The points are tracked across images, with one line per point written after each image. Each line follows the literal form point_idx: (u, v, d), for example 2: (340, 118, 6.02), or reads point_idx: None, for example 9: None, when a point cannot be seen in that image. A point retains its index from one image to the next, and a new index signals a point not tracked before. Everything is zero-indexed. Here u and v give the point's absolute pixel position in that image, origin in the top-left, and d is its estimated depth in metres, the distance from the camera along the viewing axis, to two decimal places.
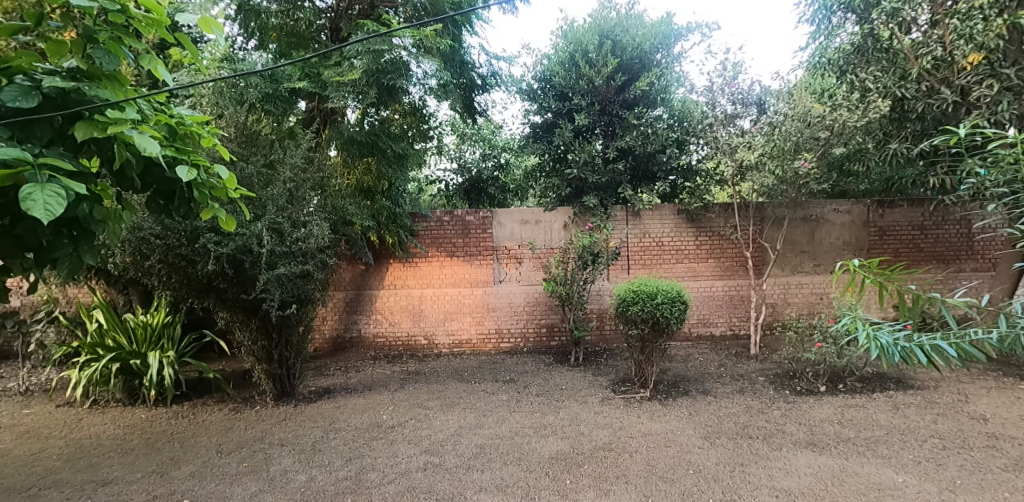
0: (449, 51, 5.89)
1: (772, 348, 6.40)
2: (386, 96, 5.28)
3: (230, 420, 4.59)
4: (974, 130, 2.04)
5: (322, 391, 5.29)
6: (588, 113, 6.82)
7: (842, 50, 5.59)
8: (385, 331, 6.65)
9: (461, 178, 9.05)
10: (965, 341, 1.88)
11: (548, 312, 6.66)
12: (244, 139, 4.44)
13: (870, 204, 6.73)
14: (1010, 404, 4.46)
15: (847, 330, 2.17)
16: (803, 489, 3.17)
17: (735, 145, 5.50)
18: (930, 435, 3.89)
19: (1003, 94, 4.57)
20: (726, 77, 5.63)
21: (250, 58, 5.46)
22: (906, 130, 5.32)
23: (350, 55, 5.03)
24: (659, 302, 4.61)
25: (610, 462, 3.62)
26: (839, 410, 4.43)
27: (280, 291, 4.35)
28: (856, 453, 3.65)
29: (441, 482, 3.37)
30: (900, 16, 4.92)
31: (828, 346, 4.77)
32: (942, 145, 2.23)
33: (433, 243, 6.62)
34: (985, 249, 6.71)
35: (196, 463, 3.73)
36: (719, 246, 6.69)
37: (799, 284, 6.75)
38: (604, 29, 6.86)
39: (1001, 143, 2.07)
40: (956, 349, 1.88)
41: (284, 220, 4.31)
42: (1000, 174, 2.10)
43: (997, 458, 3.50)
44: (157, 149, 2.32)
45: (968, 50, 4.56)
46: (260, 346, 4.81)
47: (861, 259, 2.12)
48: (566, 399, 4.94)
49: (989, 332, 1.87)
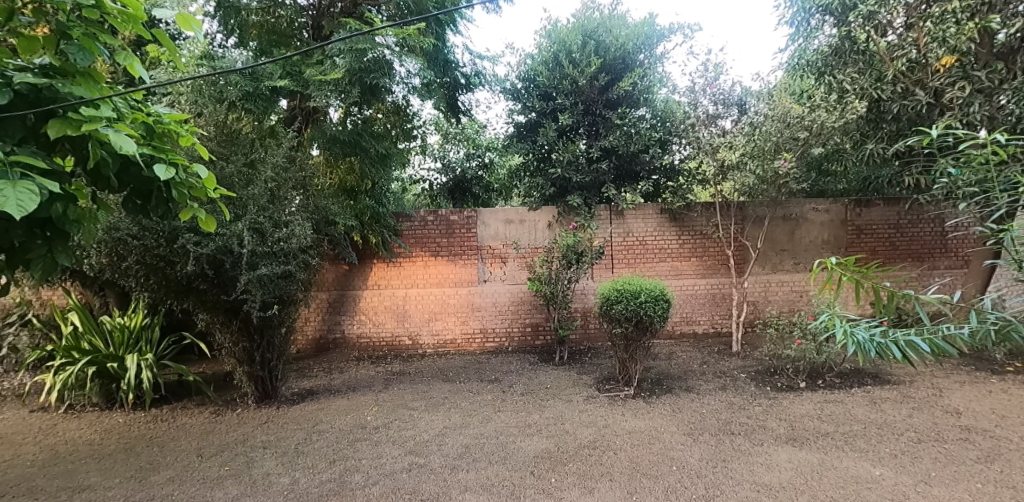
0: (433, 50, 5.85)
1: (753, 345, 6.49)
2: (369, 95, 5.19)
3: (209, 424, 4.51)
4: (946, 131, 2.11)
5: (305, 392, 5.24)
6: (571, 113, 6.84)
7: (821, 52, 5.64)
8: (368, 331, 6.60)
9: (445, 178, 9.02)
10: (938, 336, 1.94)
11: (532, 312, 6.67)
12: (224, 138, 4.39)
13: (848, 203, 6.86)
14: (982, 398, 4.57)
15: (825, 328, 2.22)
16: (783, 483, 3.22)
17: (716, 145, 5.58)
18: (905, 429, 3.98)
19: (975, 96, 4.65)
20: (707, 79, 5.68)
21: (230, 55, 5.30)
22: (882, 131, 5.41)
23: (331, 54, 4.96)
24: (642, 301, 4.63)
25: (595, 460, 3.64)
26: (818, 405, 4.50)
27: (262, 291, 4.29)
28: (835, 447, 3.72)
29: (426, 482, 3.36)
30: (876, 19, 5.01)
31: (807, 342, 4.85)
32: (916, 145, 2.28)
33: (417, 243, 6.58)
34: (958, 247, 6.88)
35: (175, 468, 3.66)
36: (702, 245, 6.77)
37: (780, 282, 6.85)
38: (587, 29, 6.87)
39: (972, 143, 2.13)
40: (929, 345, 1.93)
41: (265, 220, 4.25)
42: (971, 175, 2.19)
43: (970, 450, 3.60)
44: (134, 148, 2.28)
45: (941, 53, 4.64)
46: (241, 347, 4.74)
47: (839, 257, 2.17)
48: (551, 398, 4.95)
49: (960, 328, 1.94)
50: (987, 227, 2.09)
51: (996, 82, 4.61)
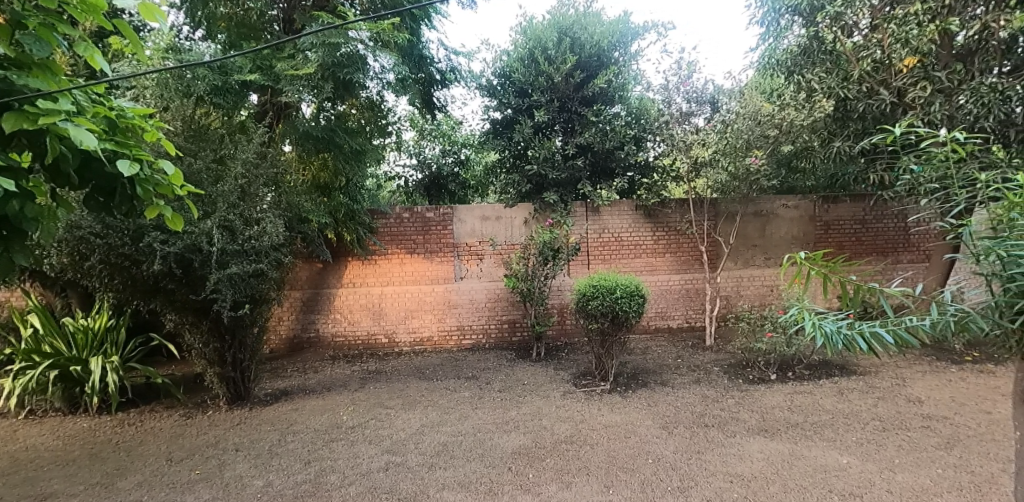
0: (407, 45, 5.77)
1: (726, 338, 6.62)
2: (343, 90, 5.13)
3: (180, 427, 4.40)
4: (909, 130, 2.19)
5: (278, 393, 5.14)
6: (547, 110, 6.84)
7: (790, 51, 5.75)
8: (344, 330, 6.51)
9: (421, 174, 8.95)
10: (901, 328, 2.08)
11: (508, 308, 6.69)
12: (192, 133, 4.28)
13: (816, 200, 7.03)
14: (942, 387, 4.75)
15: (795, 321, 2.33)
16: (755, 473, 3.29)
17: (689, 143, 5.66)
18: (871, 418, 4.11)
19: (936, 95, 4.79)
20: (681, 77, 5.75)
21: (197, 47, 5.14)
22: (849, 129, 5.49)
23: (303, 47, 4.87)
24: (618, 296, 4.66)
25: (572, 455, 3.67)
26: (788, 397, 4.61)
27: (233, 290, 4.19)
28: (804, 437, 3.82)
29: (403, 481, 3.33)
30: (843, 20, 5.12)
31: (777, 335, 4.96)
32: (881, 143, 2.37)
33: (392, 241, 6.50)
34: (920, 242, 7.14)
35: (143, 473, 3.55)
36: (677, 241, 6.87)
37: (752, 276, 7.01)
38: (562, 26, 6.89)
39: (934, 142, 2.20)
40: (892, 336, 2.08)
41: (235, 217, 4.16)
42: (933, 171, 2.29)
43: (931, 437, 3.74)
44: (95, 142, 2.19)
45: (905, 54, 4.73)
46: (212, 348, 4.63)
47: (807, 251, 2.22)
48: (528, 394, 4.96)
49: (922, 320, 2.07)
50: (944, 223, 2.24)
51: (955, 82, 4.77)
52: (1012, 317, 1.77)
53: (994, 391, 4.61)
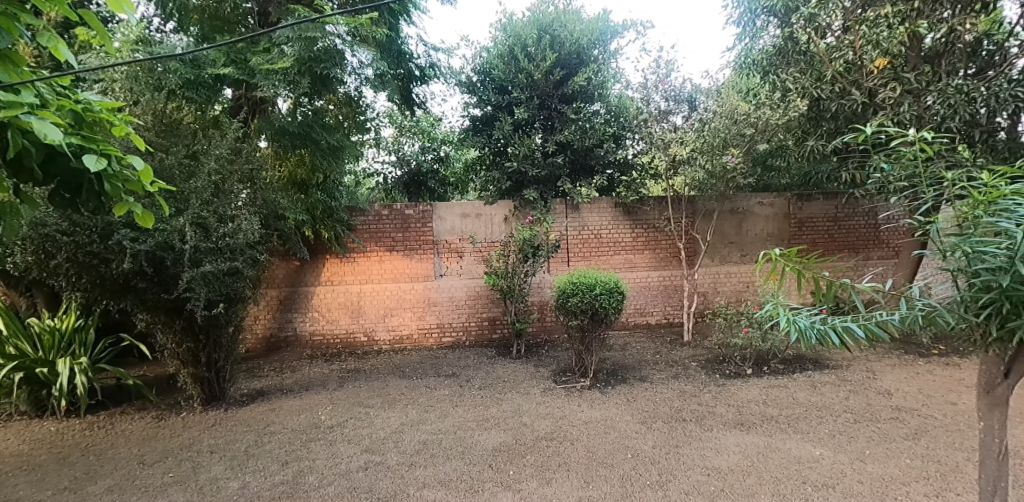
0: (386, 40, 5.71)
1: (703, 334, 6.73)
2: (320, 85, 5.05)
3: (152, 429, 4.29)
4: (877, 129, 2.24)
5: (255, 393, 5.06)
6: (527, 107, 6.83)
7: (765, 51, 5.88)
8: (322, 328, 6.43)
9: (399, 171, 8.87)
10: (871, 321, 2.16)
11: (489, 306, 6.69)
12: (164, 128, 4.18)
13: (791, 197, 7.17)
14: (910, 379, 4.89)
15: (770, 316, 2.40)
16: (732, 467, 3.35)
17: (668, 141, 5.70)
18: (843, 410, 4.21)
19: (905, 96, 4.90)
20: (659, 75, 5.83)
21: (168, 40, 5.01)
22: (821, 129, 5.61)
23: (279, 42, 4.78)
24: (598, 293, 4.70)
25: (552, 451, 3.68)
26: (763, 391, 4.70)
27: (207, 289, 4.11)
28: (779, 430, 3.90)
29: (382, 481, 3.31)
30: (817, 21, 5.21)
31: (753, 330, 5.05)
32: (851, 142, 2.41)
33: (371, 238, 6.43)
34: (889, 238, 7.34)
35: (114, 477, 3.46)
36: (655, 238, 6.95)
37: (728, 273, 7.13)
38: (542, 23, 6.90)
39: (902, 141, 2.25)
40: (863, 330, 2.16)
41: (209, 214, 4.07)
42: (901, 170, 2.33)
43: (900, 428, 3.85)
44: (61, 137, 2.12)
45: (875, 55, 4.87)
46: (186, 348, 4.52)
47: (783, 248, 2.28)
48: (509, 391, 4.96)
49: (892, 314, 2.13)
50: (913, 220, 2.29)
51: (923, 84, 4.86)
52: (977, 311, 1.87)
53: (958, 382, 4.77)
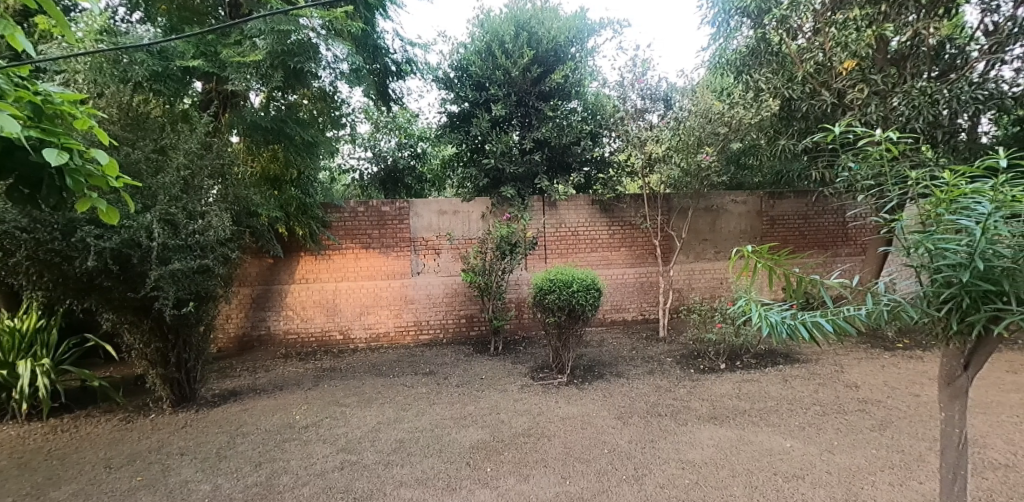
0: (361, 34, 5.64)
1: (679, 330, 6.84)
2: (293, 79, 4.96)
3: (120, 432, 4.17)
4: (847, 129, 2.28)
5: (227, 394, 4.95)
6: (504, 104, 6.81)
7: (739, 52, 5.96)
8: (296, 327, 6.33)
9: (376, 167, 8.81)
10: (840, 317, 2.22)
11: (466, 303, 6.67)
12: (130, 121, 4.05)
13: (763, 195, 7.32)
14: (876, 372, 5.05)
15: (742, 311, 2.44)
16: (706, 460, 3.41)
17: (644, 139, 5.80)
18: (812, 403, 4.33)
19: (872, 97, 5.04)
20: (635, 74, 5.90)
21: (134, 31, 4.85)
22: (793, 128, 5.75)
23: (250, 34, 4.67)
24: (574, 290, 4.73)
25: (529, 447, 3.69)
26: (736, 385, 4.79)
27: (175, 287, 4.00)
28: (751, 423, 3.99)
29: (359, 480, 3.27)
30: (789, 23, 5.31)
31: (727, 325, 5.16)
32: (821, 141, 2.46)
33: (347, 235, 6.35)
34: (857, 235, 7.57)
35: (79, 481, 3.35)
36: (632, 235, 7.02)
37: (703, 270, 7.25)
38: (520, 20, 6.88)
39: (869, 140, 2.31)
40: (831, 324, 2.22)
41: (178, 211, 3.97)
42: (868, 168, 2.39)
43: (866, 419, 3.97)
44: (20, 129, 2.01)
45: (844, 58, 5.02)
46: (154, 348, 4.41)
47: (755, 245, 2.32)
48: (487, 388, 4.96)
49: (859, 309, 2.21)
50: (880, 217, 2.32)
51: (889, 85, 5.01)
52: (939, 305, 1.95)
53: (921, 374, 4.95)
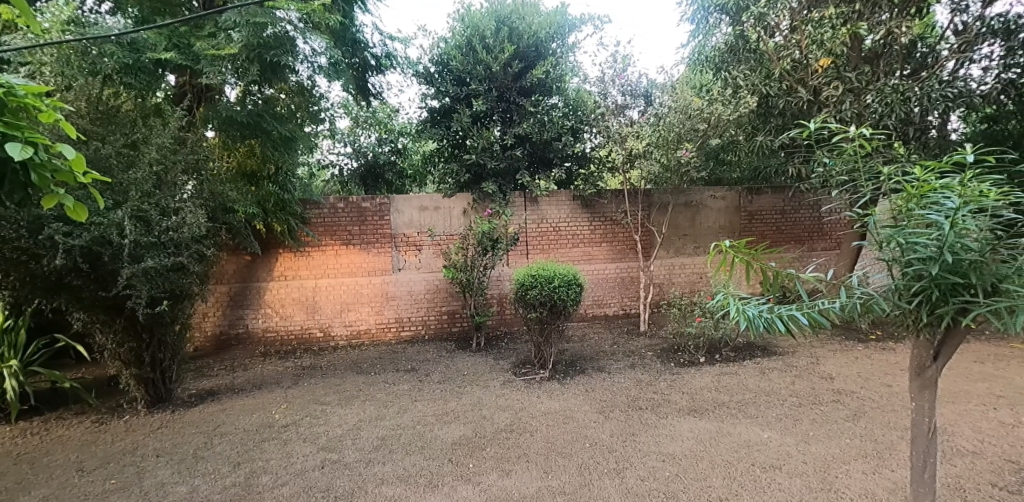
0: (340, 28, 5.56)
1: (659, 324, 6.92)
2: (270, 73, 4.87)
3: (92, 434, 4.07)
4: (820, 126, 2.34)
5: (204, 393, 4.87)
6: (485, 99, 6.78)
7: (719, 49, 6.01)
8: (275, 325, 6.24)
9: (356, 163, 8.72)
10: (814, 310, 2.26)
11: (448, 299, 6.66)
12: (100, 115, 3.95)
13: (741, 191, 7.43)
14: (849, 363, 5.18)
15: (721, 306, 2.49)
16: (686, 452, 3.45)
17: (625, 135, 5.82)
18: (789, 395, 4.41)
19: (847, 94, 5.13)
20: (616, 70, 5.91)
21: (104, 21, 4.71)
22: (771, 125, 5.72)
23: (225, 26, 4.57)
24: (556, 285, 4.75)
25: (511, 443, 3.70)
26: (715, 378, 4.86)
27: (148, 286, 3.90)
28: (730, 415, 4.05)
29: (340, 478, 3.25)
30: (766, 21, 5.32)
31: (706, 319, 5.23)
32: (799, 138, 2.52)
33: (326, 232, 6.27)
34: (832, 230, 7.74)
35: (49, 486, 3.26)
36: (613, 230, 7.08)
37: (683, 265, 7.35)
38: (501, 15, 6.84)
39: (844, 136, 2.35)
40: (807, 318, 2.25)
41: (151, 207, 3.88)
42: (843, 164, 2.44)
43: (840, 410, 4.07)
44: None
45: (819, 55, 5.09)
46: (128, 348, 4.31)
47: (731, 240, 2.37)
48: (469, 384, 4.96)
49: (833, 302, 2.23)
50: (853, 212, 2.36)
51: (863, 83, 5.10)
52: (910, 298, 1.99)
53: (892, 365, 5.09)
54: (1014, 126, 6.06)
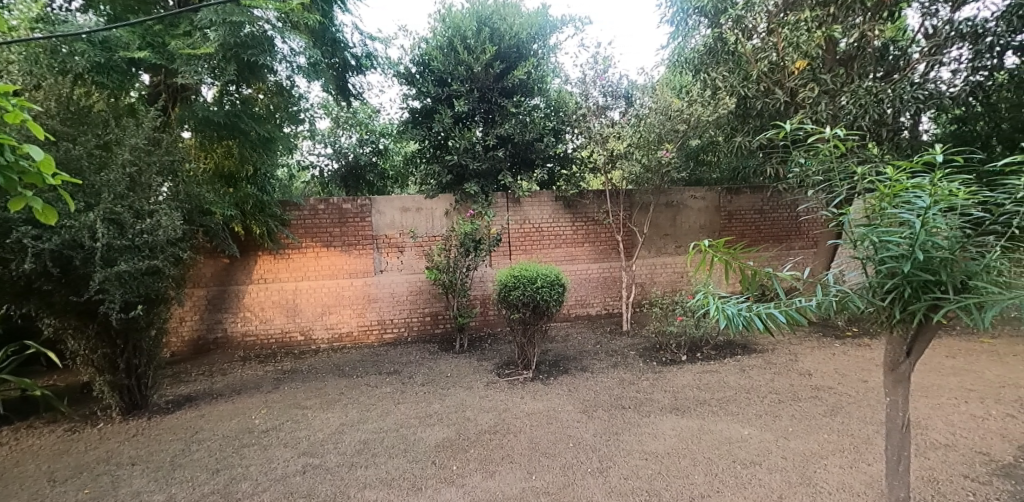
0: (319, 27, 5.50)
1: (641, 323, 6.98)
2: (248, 72, 4.80)
3: (64, 443, 3.95)
4: (796, 126, 2.38)
5: (182, 399, 4.77)
6: (467, 100, 6.77)
7: (698, 50, 6.06)
8: (254, 329, 6.15)
9: (337, 163, 8.65)
10: (792, 307, 2.28)
11: (430, 301, 6.63)
12: (70, 116, 3.85)
13: (721, 191, 7.54)
14: (826, 360, 5.28)
15: (702, 305, 2.51)
16: (668, 450, 3.49)
17: (606, 136, 5.90)
18: (768, 391, 4.49)
19: (823, 96, 5.23)
20: (597, 71, 5.95)
21: (74, 19, 4.58)
22: (749, 126, 5.89)
23: (200, 25, 4.48)
24: (539, 286, 4.76)
25: (495, 444, 3.70)
26: (696, 376, 4.92)
27: (122, 290, 3.81)
28: (711, 413, 4.10)
29: (322, 483, 3.21)
30: (743, 23, 5.46)
31: (687, 318, 5.29)
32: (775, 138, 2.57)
33: (306, 233, 6.20)
34: (809, 229, 7.90)
35: (19, 497, 3.17)
36: (595, 230, 7.12)
37: (664, 264, 7.42)
38: (482, 15, 6.84)
39: (819, 137, 2.40)
40: (784, 316, 2.28)
41: (124, 209, 3.78)
42: (818, 164, 2.48)
43: (818, 406, 4.15)
44: None
45: (796, 57, 5.18)
46: (101, 354, 4.21)
47: (711, 240, 2.39)
48: (452, 386, 4.94)
49: (810, 300, 2.26)
50: (828, 212, 2.41)
51: (838, 84, 5.20)
52: (882, 295, 2.04)
53: (867, 361, 5.21)
54: (981, 127, 6.25)
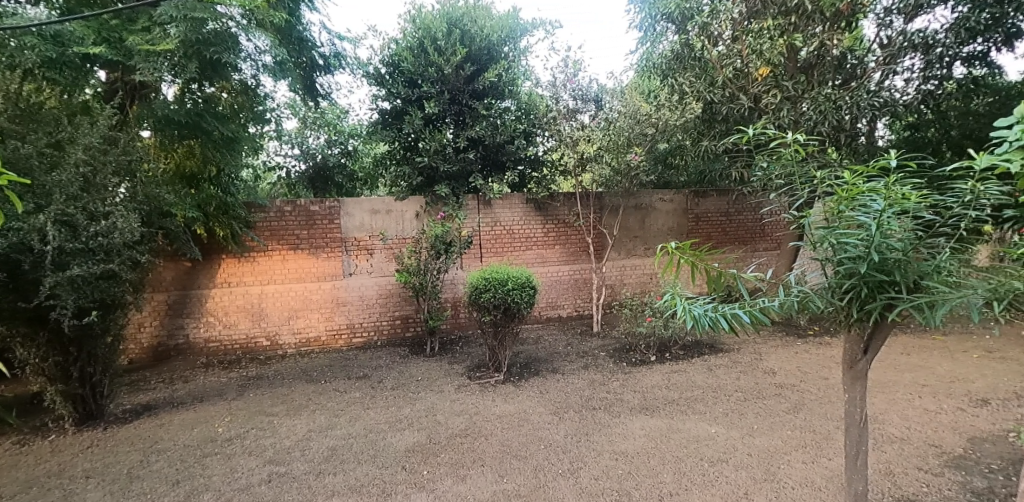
0: (285, 26, 5.40)
1: (612, 324, 7.07)
2: (210, 70, 4.67)
3: (11, 457, 3.76)
4: (759, 131, 2.44)
5: (141, 408, 4.60)
6: (438, 101, 6.73)
7: (665, 55, 6.15)
8: (218, 334, 5.97)
9: (304, 165, 8.52)
10: (755, 307, 2.34)
11: (401, 304, 6.58)
12: (19, 113, 3.68)
13: (688, 194, 7.71)
14: (788, 358, 5.45)
15: (670, 305, 2.55)
16: (637, 450, 3.53)
17: (576, 139, 5.96)
18: (734, 390, 4.59)
19: (785, 102, 5.39)
20: (568, 74, 5.99)
21: (23, 12, 4.37)
22: (715, 130, 6.04)
23: (160, 20, 4.35)
24: (510, 288, 4.77)
25: (466, 447, 3.69)
26: (665, 376, 5.01)
27: (75, 295, 3.65)
28: (679, 412, 4.18)
29: (289, 492, 3.14)
30: (709, 30, 5.62)
31: (656, 319, 5.39)
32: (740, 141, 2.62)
33: (273, 236, 6.06)
34: (772, 231, 8.15)
35: None
36: (566, 232, 7.19)
37: (634, 266, 7.54)
38: (453, 17, 6.82)
39: (779, 141, 2.46)
40: (749, 315, 2.33)
41: (77, 210, 3.62)
42: (781, 168, 2.55)
43: (782, 403, 4.28)
44: None
45: (759, 64, 5.35)
46: (53, 363, 4.02)
47: (678, 241, 2.42)
48: (422, 389, 4.90)
49: (773, 300, 2.31)
50: (789, 214, 2.49)
51: (799, 91, 5.36)
52: (841, 295, 2.11)
53: (827, 359, 5.40)
54: (932, 134, 6.53)
